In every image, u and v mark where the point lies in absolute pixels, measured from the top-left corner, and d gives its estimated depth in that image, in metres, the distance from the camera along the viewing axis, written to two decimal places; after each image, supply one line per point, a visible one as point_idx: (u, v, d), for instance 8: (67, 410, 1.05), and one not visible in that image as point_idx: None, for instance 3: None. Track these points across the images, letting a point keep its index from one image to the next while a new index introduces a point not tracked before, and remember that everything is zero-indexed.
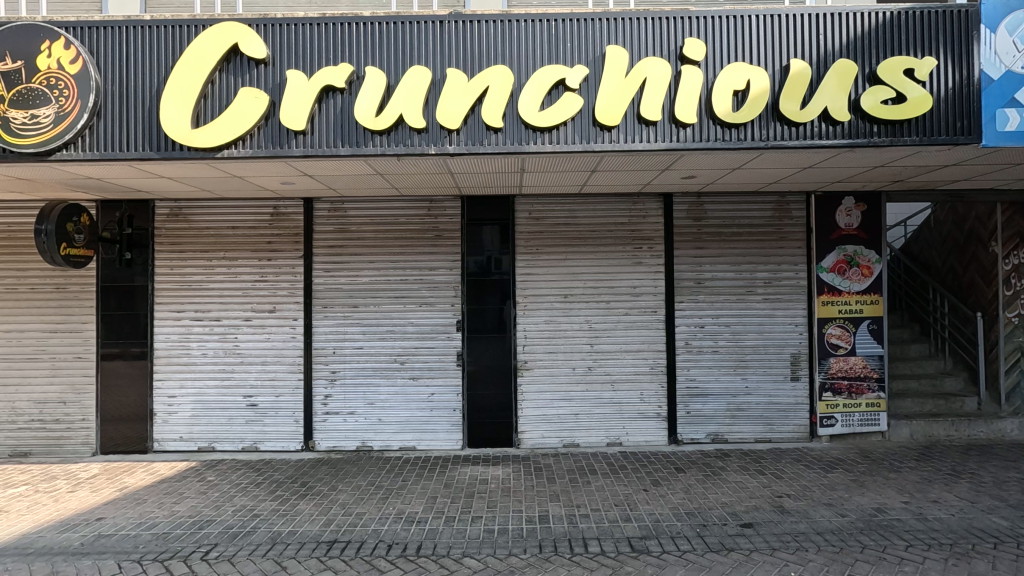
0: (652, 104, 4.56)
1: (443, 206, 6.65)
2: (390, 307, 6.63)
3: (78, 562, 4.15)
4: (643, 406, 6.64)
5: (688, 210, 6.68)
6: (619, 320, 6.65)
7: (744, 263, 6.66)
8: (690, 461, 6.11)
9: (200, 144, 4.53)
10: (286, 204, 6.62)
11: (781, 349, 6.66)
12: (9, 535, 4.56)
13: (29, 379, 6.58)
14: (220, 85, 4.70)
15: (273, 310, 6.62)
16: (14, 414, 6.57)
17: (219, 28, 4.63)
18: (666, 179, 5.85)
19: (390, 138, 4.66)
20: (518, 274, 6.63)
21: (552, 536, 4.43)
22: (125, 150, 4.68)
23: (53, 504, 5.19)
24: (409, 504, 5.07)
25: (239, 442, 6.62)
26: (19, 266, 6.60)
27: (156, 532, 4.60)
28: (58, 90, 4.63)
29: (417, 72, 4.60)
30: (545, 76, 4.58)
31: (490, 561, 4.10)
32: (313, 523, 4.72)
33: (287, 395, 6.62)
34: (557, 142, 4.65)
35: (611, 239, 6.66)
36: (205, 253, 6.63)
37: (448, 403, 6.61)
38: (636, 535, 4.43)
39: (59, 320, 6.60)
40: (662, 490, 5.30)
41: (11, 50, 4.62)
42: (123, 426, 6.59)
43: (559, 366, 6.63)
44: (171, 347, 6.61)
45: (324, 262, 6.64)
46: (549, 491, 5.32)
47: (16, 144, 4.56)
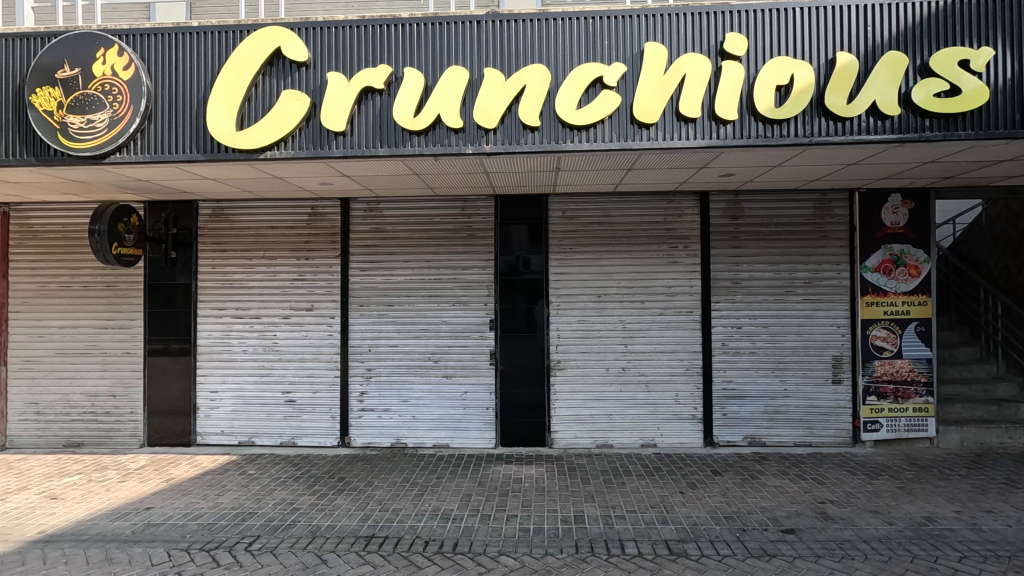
0: (692, 100, 4.49)
1: (477, 205, 6.67)
2: (424, 306, 6.70)
3: (130, 549, 4.30)
4: (678, 407, 6.55)
5: (725, 208, 6.55)
6: (654, 321, 6.57)
7: (783, 263, 6.50)
8: (726, 464, 5.99)
9: (244, 145, 4.65)
10: (323, 204, 6.75)
11: (822, 351, 6.47)
12: (65, 522, 4.77)
13: (81, 372, 6.87)
14: (263, 88, 4.82)
15: (310, 309, 6.76)
16: (69, 405, 6.87)
17: (264, 33, 4.75)
18: (704, 177, 5.75)
19: (427, 138, 4.70)
20: (551, 273, 6.62)
21: (588, 536, 4.41)
22: (174, 152, 4.84)
23: (106, 493, 5.40)
24: (445, 501, 5.12)
25: (278, 436, 6.77)
26: (73, 265, 6.89)
27: (202, 522, 4.75)
28: (112, 95, 4.82)
29: (456, 72, 4.64)
30: (584, 73, 4.56)
31: (527, 560, 4.10)
32: (352, 518, 4.81)
33: (324, 391, 6.75)
34: (593, 140, 4.61)
35: (646, 238, 6.59)
36: (246, 252, 6.81)
37: (482, 402, 6.64)
38: (674, 537, 4.37)
39: (109, 316, 6.87)
40: (698, 493, 5.21)
41: (69, 58, 4.83)
42: (168, 420, 6.82)
43: (593, 367, 6.59)
44: (213, 343, 6.81)
45: (360, 261, 6.74)
46: (584, 492, 5.29)
47: (74, 148, 4.77)
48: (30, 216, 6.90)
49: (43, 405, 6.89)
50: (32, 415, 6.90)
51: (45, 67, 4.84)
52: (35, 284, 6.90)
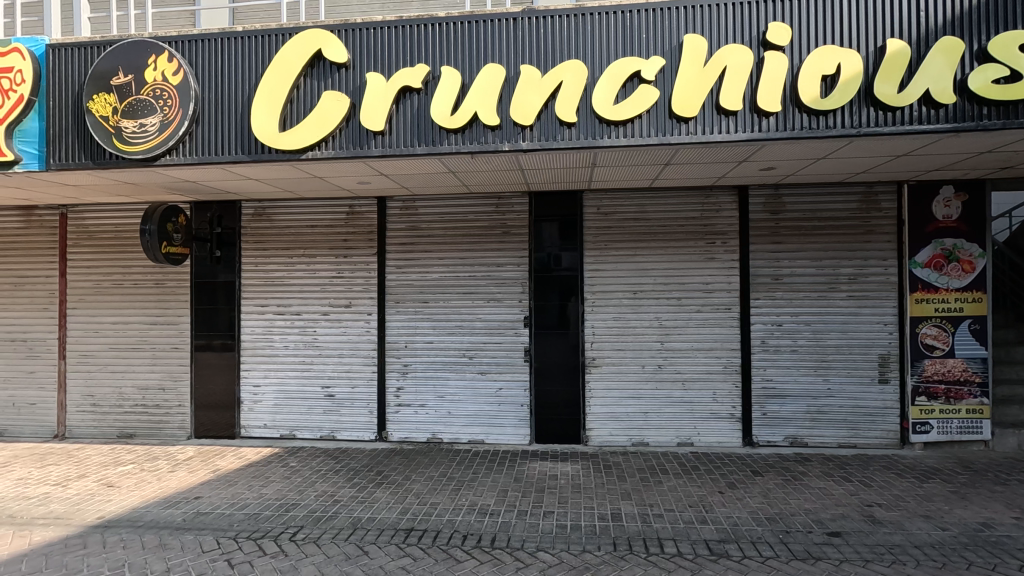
0: (733, 92, 4.40)
1: (511, 202, 6.68)
2: (459, 303, 6.75)
3: (182, 536, 4.48)
4: (716, 406, 6.44)
5: (765, 203, 6.40)
6: (691, 318, 6.47)
7: (826, 258, 6.31)
8: (767, 464, 5.87)
9: (286, 146, 4.78)
10: (360, 204, 6.88)
11: (867, 349, 6.26)
12: (121, 509, 5.00)
13: (133, 366, 7.17)
14: (304, 90, 4.93)
15: (349, 306, 6.90)
16: (122, 398, 7.19)
17: (305, 35, 4.85)
18: (744, 171, 5.62)
19: (465, 136, 4.73)
20: (585, 270, 6.59)
21: (625, 535, 4.38)
22: (220, 154, 5.00)
23: (157, 482, 5.64)
24: (481, 497, 5.16)
25: (318, 430, 6.94)
26: (124, 263, 7.20)
27: (247, 512, 4.90)
28: (163, 100, 5.01)
29: (493, 70, 4.66)
30: (622, 68, 4.52)
31: (564, 556, 4.10)
32: (391, 510, 4.90)
33: (362, 386, 6.88)
34: (631, 135, 4.56)
35: (683, 233, 6.48)
36: (287, 250, 6.99)
37: (516, 399, 6.66)
38: (714, 537, 4.30)
39: (158, 312, 7.14)
40: (738, 493, 5.11)
41: (123, 65, 5.04)
42: (214, 413, 7.07)
43: (628, 365, 6.54)
44: (256, 339, 7.02)
45: (396, 259, 6.85)
46: (621, 490, 5.25)
47: (127, 151, 4.99)
48: (86, 217, 7.24)
49: (98, 397, 7.23)
50: (88, 407, 7.25)
51: (101, 74, 5.06)
52: (90, 282, 7.24)
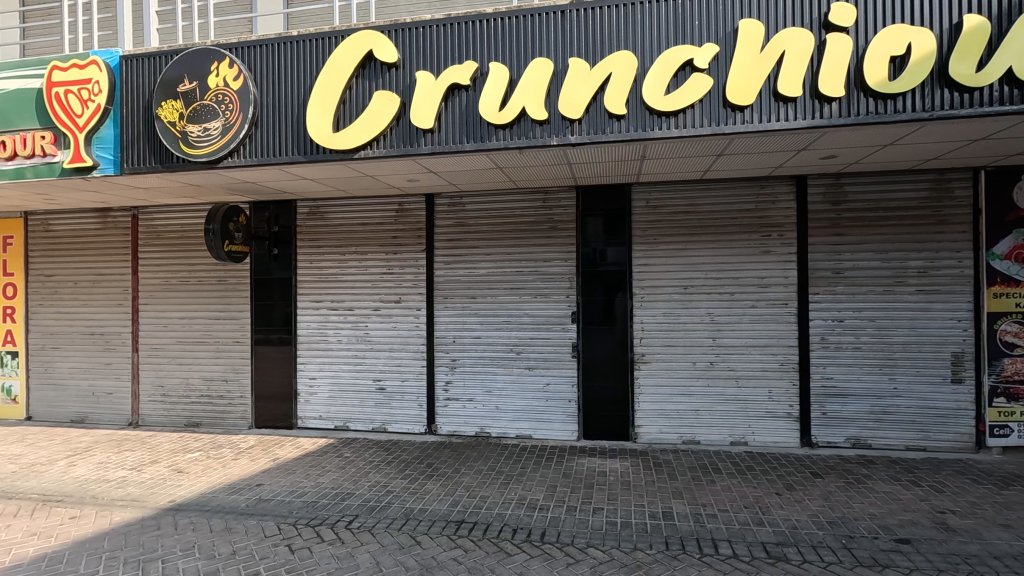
0: (792, 78, 4.22)
1: (558, 197, 6.63)
2: (506, 298, 6.78)
3: (246, 521, 4.71)
4: (772, 404, 6.22)
5: (825, 193, 6.11)
6: (745, 314, 6.27)
7: (892, 251, 5.97)
8: (827, 466, 5.63)
9: (339, 145, 4.91)
10: (409, 201, 7.00)
11: (938, 347, 5.90)
12: (191, 493, 5.30)
13: (198, 359, 7.57)
14: (356, 90, 5.05)
15: (398, 301, 7.04)
16: (189, 388, 7.61)
17: (356, 37, 4.97)
18: (803, 160, 5.39)
19: (513, 132, 4.73)
20: (634, 265, 6.49)
21: (677, 534, 4.30)
22: (277, 155, 5.19)
23: (223, 469, 5.95)
24: (530, 491, 5.17)
25: (370, 422, 7.13)
26: (189, 261, 7.60)
27: (306, 500, 5.10)
28: (224, 104, 5.24)
29: (541, 64, 4.64)
30: (673, 56, 4.41)
31: (615, 554, 4.06)
32: (441, 502, 4.98)
33: (412, 379, 7.02)
34: (683, 126, 4.44)
35: (737, 226, 6.27)
36: (340, 248, 7.20)
37: (564, 394, 6.64)
38: (771, 540, 4.17)
39: (221, 308, 7.50)
40: (797, 496, 4.92)
41: (188, 72, 5.30)
42: (273, 404, 7.37)
43: (679, 362, 6.41)
44: (311, 333, 7.28)
45: (444, 254, 6.93)
46: (672, 488, 5.16)
47: (192, 155, 5.25)
48: (155, 218, 7.69)
49: (167, 387, 7.67)
50: (159, 397, 7.70)
51: (168, 81, 5.34)
52: (160, 279, 7.67)
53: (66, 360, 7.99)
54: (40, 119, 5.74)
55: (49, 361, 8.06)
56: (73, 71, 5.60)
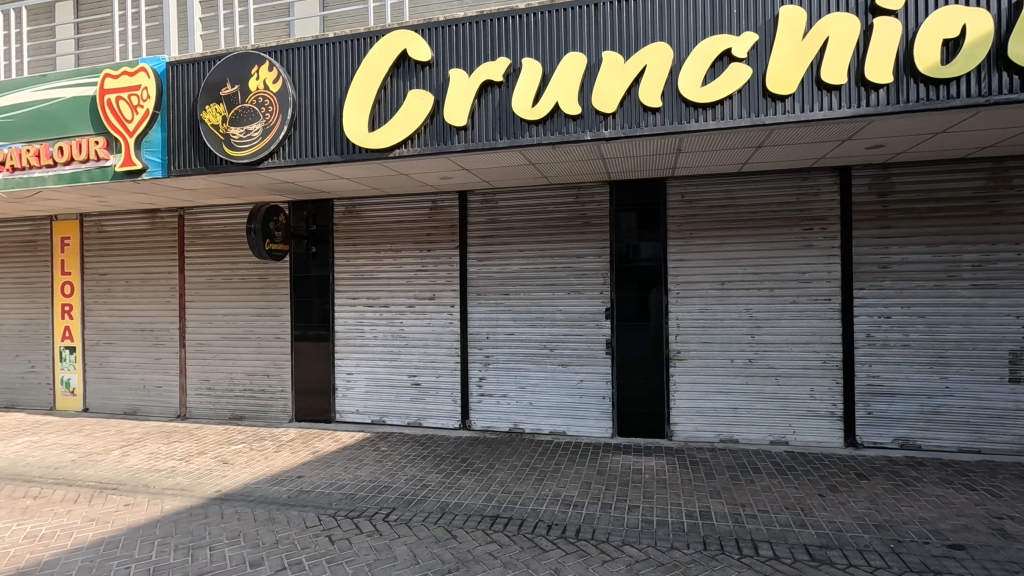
0: (836, 65, 4.07)
1: (592, 192, 6.58)
2: (540, 295, 6.77)
3: (288, 511, 4.85)
4: (814, 403, 6.04)
5: (871, 184, 5.88)
6: (785, 310, 6.10)
7: (944, 244, 5.71)
8: (873, 467, 5.43)
9: (375, 145, 5.00)
10: (442, 198, 7.06)
11: (995, 344, 5.61)
12: (236, 483, 5.50)
13: (242, 354, 7.83)
14: (391, 90, 5.11)
15: (432, 298, 7.12)
16: (233, 382, 7.88)
17: (391, 37, 5.03)
18: (847, 150, 5.19)
19: (546, 128, 4.71)
20: (669, 261, 6.38)
21: (716, 534, 4.22)
22: (315, 156, 5.31)
23: (265, 461, 6.14)
24: (565, 488, 5.17)
25: (406, 417, 7.24)
26: (232, 259, 7.86)
27: (345, 492, 5.22)
28: (265, 107, 5.39)
29: (574, 59, 4.60)
30: (711, 47, 4.31)
31: (652, 552, 4.02)
32: (477, 497, 5.02)
33: (446, 375, 7.09)
34: (721, 118, 4.33)
35: (777, 220, 6.10)
36: (375, 245, 7.32)
37: (598, 391, 6.60)
38: (814, 543, 4.05)
39: (262, 304, 7.73)
40: (841, 497, 4.76)
41: (230, 76, 5.46)
42: (312, 399, 7.56)
43: (716, 359, 6.29)
44: (348, 330, 7.44)
45: (477, 251, 6.97)
46: (709, 487, 5.07)
47: (235, 156, 5.42)
48: (200, 218, 7.97)
49: (212, 381, 7.96)
50: (205, 390, 8.00)
51: (212, 86, 5.52)
52: (205, 277, 7.96)
53: (119, 355, 8.39)
54: (94, 125, 6.02)
55: (104, 356, 8.46)
56: (124, 79, 5.86)
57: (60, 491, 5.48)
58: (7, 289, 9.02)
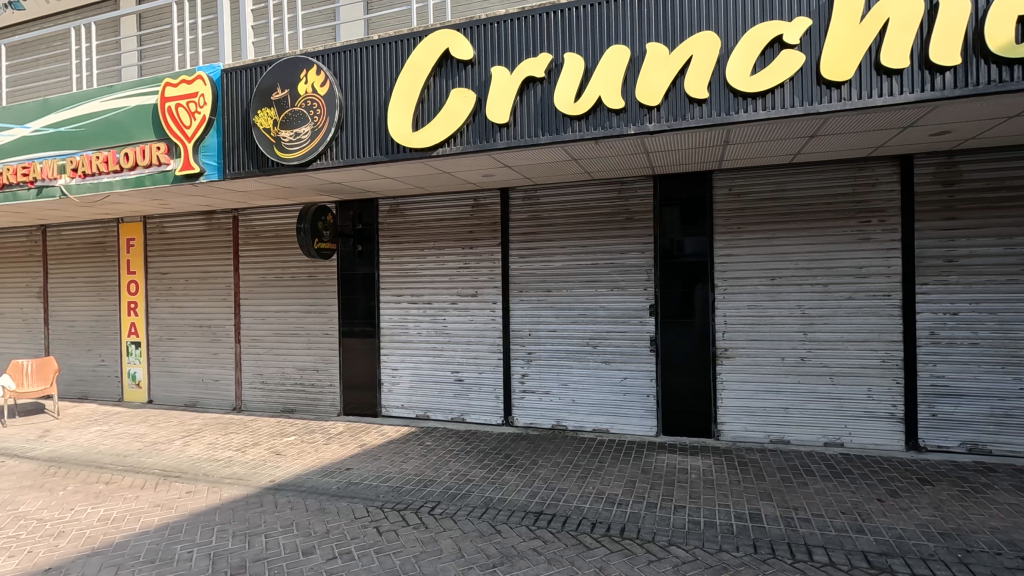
0: (897, 48, 3.86)
1: (635, 187, 6.48)
2: (582, 291, 6.73)
3: (338, 502, 5.00)
4: (871, 404, 5.77)
5: (935, 173, 5.55)
6: (840, 306, 5.84)
7: (1017, 235, 5.33)
8: (938, 472, 5.14)
9: (419, 144, 5.08)
10: (484, 196, 7.10)
11: None
12: (289, 474, 5.71)
13: (292, 349, 8.11)
14: (434, 89, 5.18)
15: (475, 295, 7.18)
16: (284, 376, 8.18)
17: (433, 37, 5.09)
18: (909, 138, 4.92)
19: (588, 122, 4.66)
20: (716, 256, 6.22)
21: (767, 537, 4.10)
22: (361, 156, 5.43)
23: (315, 453, 6.35)
24: (609, 485, 5.13)
25: (449, 412, 7.34)
26: (283, 258, 8.14)
27: (391, 485, 5.34)
28: (313, 109, 5.55)
29: (617, 52, 4.54)
30: (761, 34, 4.17)
31: (699, 554, 3.94)
32: (520, 493, 5.04)
33: (488, 371, 7.14)
34: (771, 108, 4.18)
35: (831, 212, 5.85)
36: (418, 243, 7.44)
37: (642, 388, 6.50)
38: (874, 550, 3.87)
39: (311, 302, 7.98)
40: (902, 503, 4.53)
41: (280, 81, 5.66)
42: (359, 393, 7.76)
43: (766, 357, 6.09)
44: (393, 326, 7.59)
45: (519, 248, 6.98)
46: (759, 489, 4.92)
47: (285, 158, 5.61)
48: (252, 219, 8.29)
49: (265, 375, 8.28)
50: (258, 384, 8.33)
51: (263, 91, 5.73)
52: (257, 275, 8.28)
53: (180, 349, 8.84)
54: (156, 131, 6.35)
55: (166, 350, 8.94)
56: (182, 87, 6.16)
57: (129, 477, 5.83)
58: (80, 287, 9.65)
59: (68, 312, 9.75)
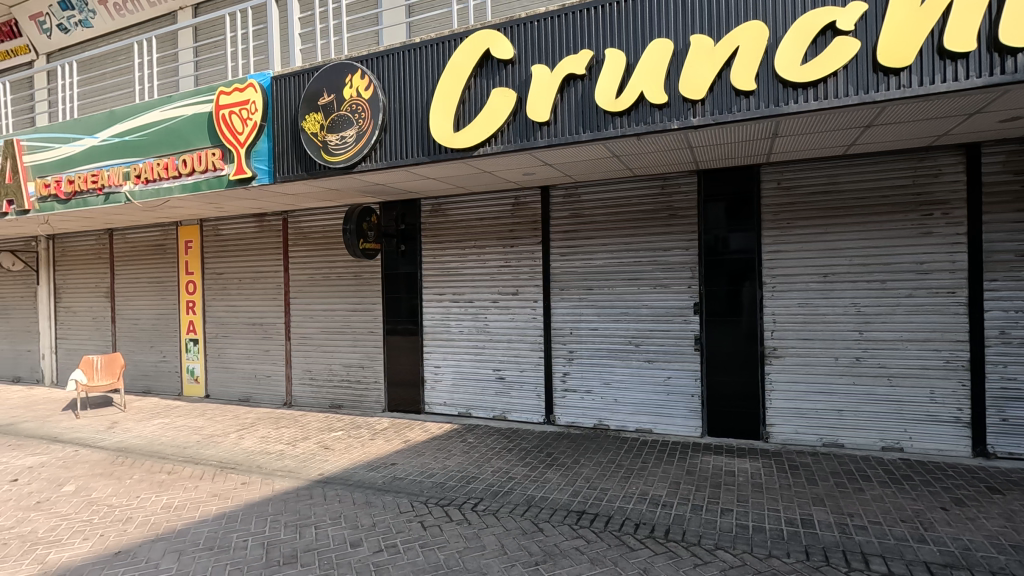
0: (962, 31, 3.65)
1: (678, 182, 6.35)
2: (624, 289, 6.65)
3: (384, 497, 5.12)
4: (934, 407, 5.47)
5: (1004, 162, 5.22)
6: (898, 304, 5.57)
7: None
8: (1008, 481, 4.83)
9: (461, 145, 5.13)
10: (525, 194, 7.11)
11: None
12: (337, 468, 5.89)
13: (339, 347, 8.35)
14: (475, 90, 5.22)
15: (516, 293, 7.20)
16: (332, 373, 8.43)
17: (474, 38, 5.12)
18: (975, 125, 4.63)
19: (631, 118, 4.60)
20: (764, 252, 6.02)
21: (820, 543, 3.95)
22: (403, 157, 5.53)
23: (362, 448, 6.52)
24: (652, 486, 5.05)
25: (491, 410, 7.40)
26: (330, 258, 8.39)
27: (435, 481, 5.43)
28: (358, 113, 5.69)
29: (660, 45, 4.46)
30: (811, 22, 4.01)
31: (747, 559, 3.83)
32: (562, 492, 5.03)
33: (530, 369, 7.16)
34: (824, 98, 4.02)
35: (888, 205, 5.57)
36: (460, 243, 7.52)
37: (686, 388, 6.37)
38: (937, 561, 3.67)
39: (356, 300, 8.19)
40: (969, 513, 4.28)
41: (327, 86, 5.82)
42: (403, 390, 7.91)
43: (818, 357, 5.87)
44: (435, 325, 7.70)
45: (561, 246, 6.96)
46: (812, 494, 4.74)
47: (331, 161, 5.77)
48: (301, 220, 8.57)
49: (314, 372, 8.56)
50: (307, 380, 8.62)
51: (310, 96, 5.91)
52: (306, 275, 8.56)
53: (234, 346, 9.24)
54: (211, 138, 6.65)
55: (221, 347, 9.36)
56: (235, 95, 6.43)
57: (189, 468, 6.14)
58: (143, 287, 10.21)
59: (133, 311, 10.33)
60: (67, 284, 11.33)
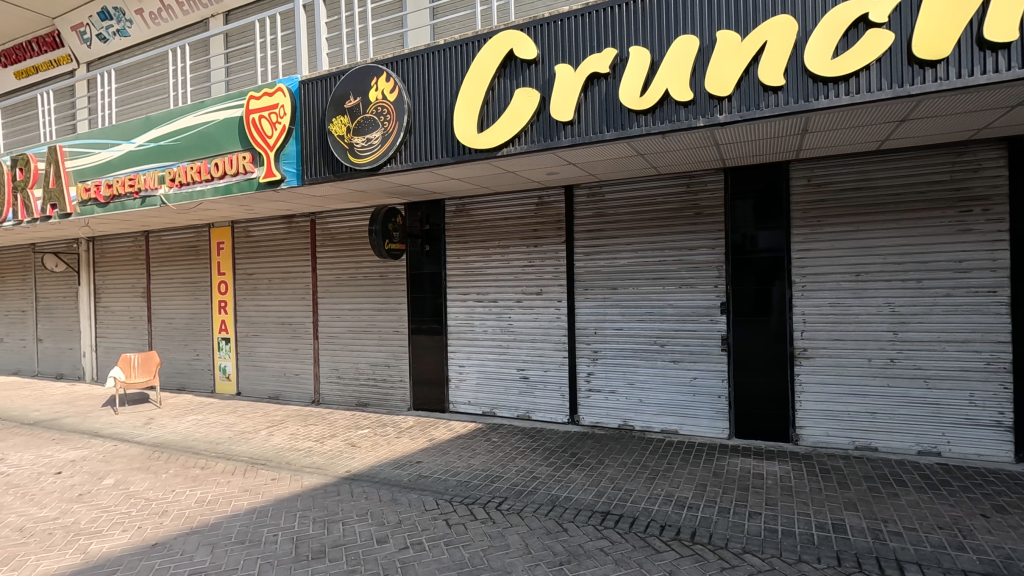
0: (1002, 21, 3.52)
1: (704, 180, 6.26)
2: (649, 289, 6.59)
3: (409, 494, 5.18)
4: (974, 410, 5.28)
5: None
6: (935, 304, 5.39)
7: None
8: None
9: (485, 145, 5.16)
10: (549, 194, 7.10)
11: None
12: (363, 465, 5.98)
13: (366, 346, 8.47)
14: (499, 90, 5.23)
15: (540, 293, 7.20)
16: (358, 371, 8.56)
17: (498, 39, 5.14)
18: (1017, 118, 4.46)
19: (656, 116, 4.56)
20: (794, 251, 5.90)
21: (852, 549, 3.85)
22: (428, 158, 5.58)
23: (388, 445, 6.61)
24: (678, 488, 5.00)
25: (515, 409, 7.41)
26: (356, 258, 8.51)
27: (459, 479, 5.47)
28: (383, 115, 5.75)
29: (686, 42, 4.40)
30: (843, 15, 3.91)
31: (776, 563, 3.77)
32: (587, 492, 5.02)
33: (554, 369, 7.15)
34: (855, 92, 3.92)
35: (924, 202, 5.40)
36: (484, 243, 7.55)
37: (713, 389, 6.28)
38: (977, 570, 3.55)
39: (382, 300, 8.30)
40: (1011, 521, 4.12)
41: (353, 89, 5.91)
42: (428, 389, 7.99)
43: (850, 358, 5.73)
44: (459, 324, 7.75)
45: (585, 245, 6.93)
46: (843, 498, 4.63)
47: (358, 163, 5.86)
48: (327, 221, 8.72)
49: (341, 371, 8.70)
50: (335, 378, 8.77)
51: (337, 100, 6.00)
52: (333, 275, 8.70)
53: (264, 345, 9.45)
54: (241, 142, 6.82)
55: (252, 346, 9.59)
56: (265, 99, 6.57)
57: (221, 463, 6.31)
58: (178, 287, 10.53)
59: (168, 310, 10.66)
60: (106, 284, 11.74)
